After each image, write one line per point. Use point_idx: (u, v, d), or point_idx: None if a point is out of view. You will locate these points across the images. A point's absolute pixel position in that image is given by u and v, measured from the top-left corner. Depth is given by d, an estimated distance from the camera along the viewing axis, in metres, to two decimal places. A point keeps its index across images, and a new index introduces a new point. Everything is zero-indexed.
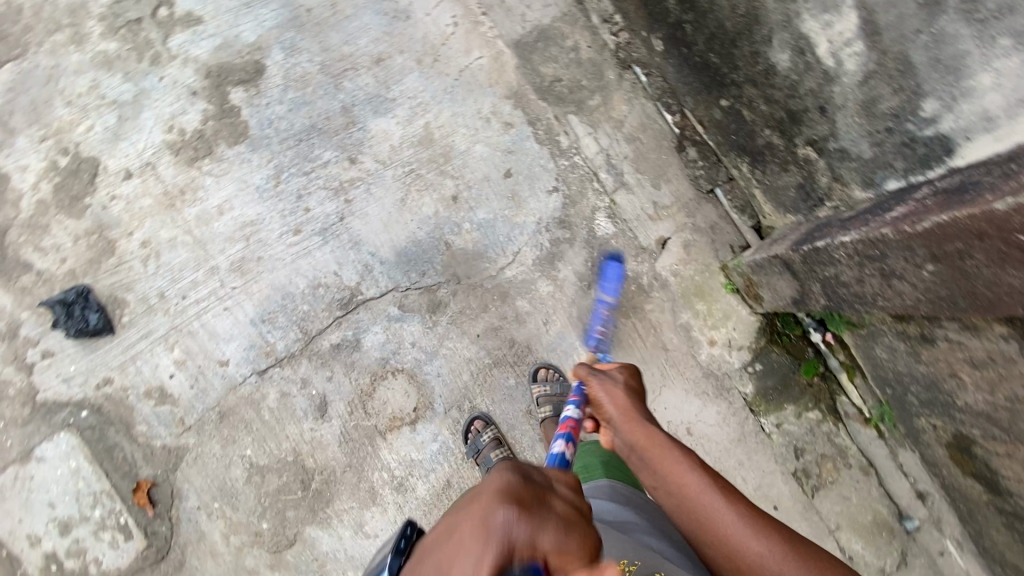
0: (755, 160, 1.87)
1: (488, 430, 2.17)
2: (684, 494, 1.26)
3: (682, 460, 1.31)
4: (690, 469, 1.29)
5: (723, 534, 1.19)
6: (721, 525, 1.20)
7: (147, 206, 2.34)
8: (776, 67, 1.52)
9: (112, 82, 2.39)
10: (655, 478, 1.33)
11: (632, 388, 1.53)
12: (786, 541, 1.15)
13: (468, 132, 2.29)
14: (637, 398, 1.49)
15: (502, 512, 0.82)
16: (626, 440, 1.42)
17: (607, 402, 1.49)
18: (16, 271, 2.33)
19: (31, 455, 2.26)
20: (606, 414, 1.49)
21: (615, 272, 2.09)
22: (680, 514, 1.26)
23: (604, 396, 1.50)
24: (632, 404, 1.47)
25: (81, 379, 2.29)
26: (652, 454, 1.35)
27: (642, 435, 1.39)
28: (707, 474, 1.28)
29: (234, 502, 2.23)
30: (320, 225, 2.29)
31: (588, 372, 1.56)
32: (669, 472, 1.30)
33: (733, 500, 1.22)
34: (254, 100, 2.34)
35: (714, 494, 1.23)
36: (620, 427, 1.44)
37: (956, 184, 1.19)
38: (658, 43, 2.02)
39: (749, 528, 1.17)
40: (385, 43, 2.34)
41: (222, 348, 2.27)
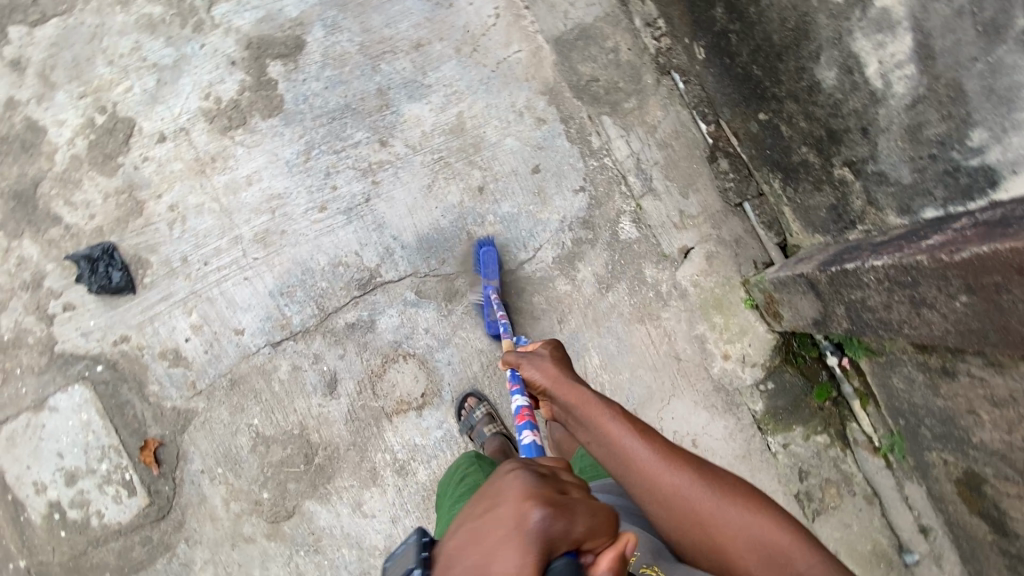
0: (788, 177, 1.85)
1: (480, 406, 2.18)
2: (615, 445, 1.26)
3: (608, 413, 1.30)
4: (615, 420, 1.29)
5: (652, 478, 1.20)
6: (648, 467, 1.21)
7: (178, 171, 2.36)
8: (820, 85, 1.50)
9: (154, 46, 2.42)
10: (588, 434, 1.31)
11: (560, 360, 1.47)
12: (704, 476, 1.20)
13: (501, 124, 2.29)
14: (565, 364, 1.46)
15: (536, 510, 0.82)
16: (560, 405, 1.39)
17: (536, 375, 1.44)
18: (45, 223, 2.37)
19: (45, 404, 2.30)
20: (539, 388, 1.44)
21: (490, 255, 2.18)
22: (613, 465, 1.26)
23: (536, 372, 1.44)
24: (560, 372, 1.43)
25: (99, 334, 2.32)
26: (583, 412, 1.32)
27: (572, 397, 1.36)
28: (630, 422, 1.28)
29: (237, 469, 2.26)
30: (346, 204, 2.30)
31: (518, 357, 1.48)
32: (600, 426, 1.29)
33: (655, 443, 1.24)
34: (291, 75, 2.36)
35: (640, 439, 1.25)
36: (554, 392, 1.40)
37: (998, 218, 1.18)
38: (700, 51, 2.01)
39: (669, 467, 1.20)
40: (426, 29, 2.35)
41: (239, 317, 2.30)
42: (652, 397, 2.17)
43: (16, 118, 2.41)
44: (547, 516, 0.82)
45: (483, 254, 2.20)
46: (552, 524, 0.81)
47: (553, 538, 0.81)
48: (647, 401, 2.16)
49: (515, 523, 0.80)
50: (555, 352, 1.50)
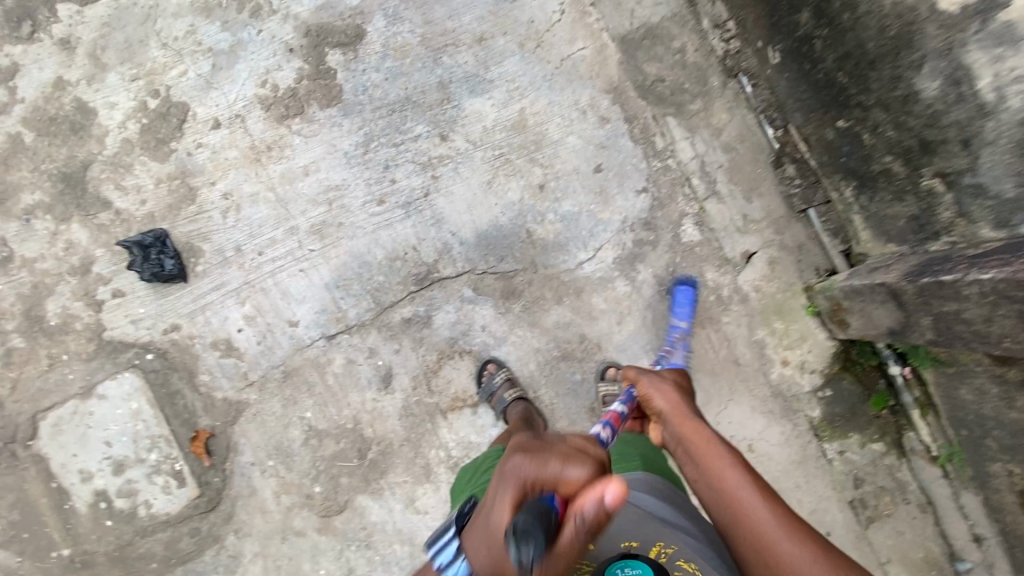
0: (864, 185, 1.84)
1: (500, 372, 2.19)
2: (725, 486, 1.31)
3: (726, 457, 1.37)
4: (732, 465, 1.35)
5: (753, 525, 1.24)
6: (757, 521, 1.23)
7: (233, 158, 2.32)
8: (918, 95, 1.50)
9: (209, 30, 2.37)
10: (699, 471, 1.37)
11: (682, 387, 1.63)
12: (809, 538, 1.20)
13: (563, 122, 2.27)
14: (689, 401, 1.57)
15: (513, 459, 1.07)
16: (674, 434, 1.49)
17: (658, 398, 1.58)
18: (95, 207, 2.33)
19: (93, 392, 2.26)
20: (657, 410, 1.57)
21: (689, 298, 2.14)
22: (716, 503, 1.31)
23: (657, 393, 1.59)
24: (683, 404, 1.56)
25: (149, 322, 2.29)
26: (698, 447, 1.41)
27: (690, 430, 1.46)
28: (751, 477, 1.32)
29: (289, 462, 2.24)
30: (405, 197, 2.28)
31: (641, 372, 1.65)
32: (710, 466, 1.36)
33: (768, 501, 1.26)
34: (351, 65, 2.32)
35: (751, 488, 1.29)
36: (672, 423, 1.50)
37: None
38: (775, 54, 1.98)
39: (783, 530, 1.21)
40: (488, 22, 2.31)
41: (294, 309, 2.27)
42: (710, 401, 2.17)
43: (66, 99, 2.36)
44: (521, 463, 1.04)
45: (679, 294, 2.16)
46: (524, 468, 1.03)
47: (525, 481, 1.02)
48: (705, 405, 2.17)
49: (501, 472, 1.07)
50: (679, 381, 1.66)
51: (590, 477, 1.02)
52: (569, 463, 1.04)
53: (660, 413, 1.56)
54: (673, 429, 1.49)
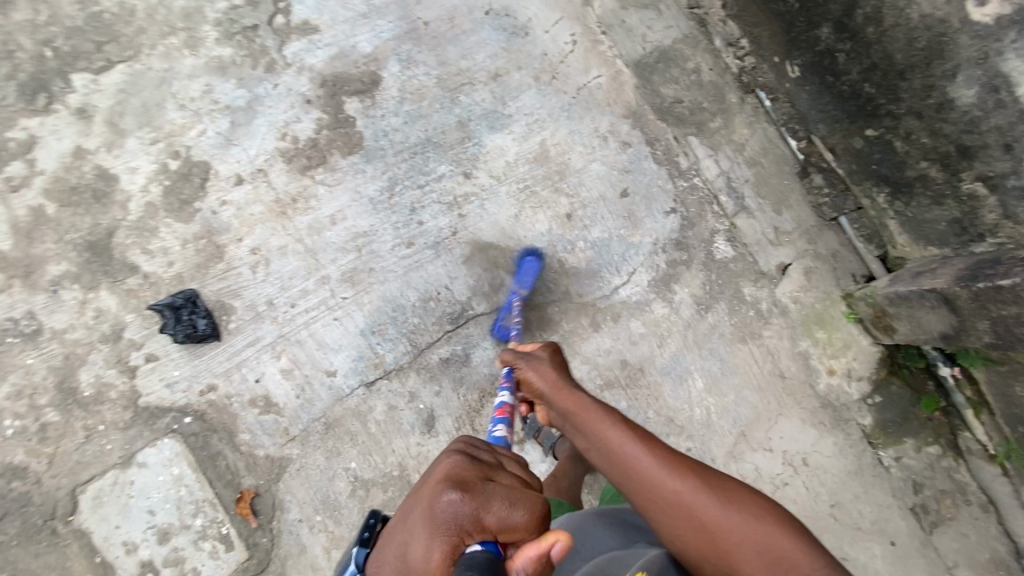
0: (898, 191, 1.85)
1: None
2: (621, 463, 1.26)
3: (609, 423, 1.31)
4: (628, 441, 1.28)
5: (650, 481, 1.23)
6: (649, 473, 1.24)
7: (258, 213, 2.32)
8: (954, 102, 1.51)
9: (225, 88, 2.39)
10: (590, 441, 1.31)
11: (557, 360, 1.48)
12: (687, 469, 1.24)
13: (586, 150, 2.28)
14: (565, 371, 1.45)
15: (447, 497, 0.98)
16: (560, 412, 1.38)
17: (535, 379, 1.43)
18: (123, 272, 2.32)
19: (133, 460, 2.22)
20: (537, 392, 1.44)
21: (531, 267, 2.18)
22: (608, 467, 1.29)
23: (534, 375, 1.44)
24: (559, 377, 1.43)
25: (184, 384, 2.26)
26: (588, 426, 1.32)
27: (571, 404, 1.37)
28: (631, 430, 1.30)
29: (337, 516, 2.19)
30: (433, 238, 2.28)
31: (517, 354, 1.48)
32: (607, 443, 1.29)
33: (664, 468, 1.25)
34: (370, 112, 2.33)
35: (640, 451, 1.27)
36: (556, 403, 1.38)
37: None
38: (795, 69, 2.00)
39: (674, 474, 1.23)
40: (502, 59, 2.33)
41: (330, 359, 2.24)
42: (758, 419, 2.14)
43: (87, 167, 2.36)
44: (459, 505, 0.96)
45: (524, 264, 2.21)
46: (461, 511, 0.96)
47: (461, 524, 0.95)
48: (754, 422, 2.14)
49: (431, 518, 0.97)
50: (554, 356, 1.48)
51: (532, 520, 0.98)
52: (513, 506, 0.98)
53: (539, 390, 1.43)
54: (564, 411, 1.37)
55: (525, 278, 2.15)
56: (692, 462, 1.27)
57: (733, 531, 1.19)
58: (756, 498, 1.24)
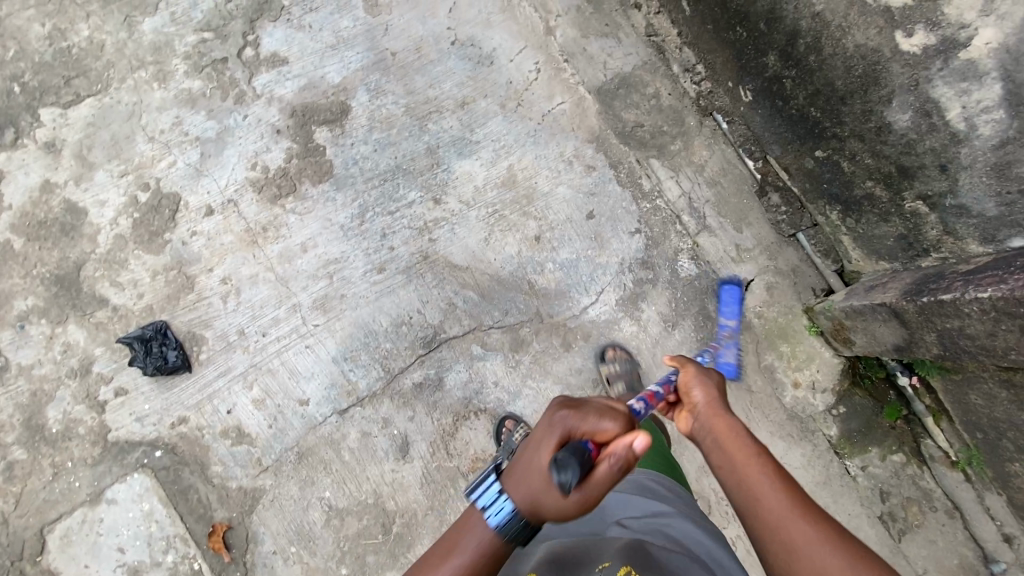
0: (849, 209, 1.92)
1: (517, 429, 2.14)
2: (755, 497, 1.21)
3: (753, 454, 1.27)
4: (768, 478, 1.23)
5: (784, 527, 1.14)
6: (785, 521, 1.15)
7: (229, 243, 2.33)
8: (891, 126, 1.57)
9: (195, 120, 2.41)
10: (726, 465, 1.28)
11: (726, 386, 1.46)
12: (836, 537, 1.11)
13: (552, 174, 2.33)
14: (728, 401, 1.42)
15: (556, 411, 1.24)
16: (704, 428, 1.37)
17: (697, 391, 1.44)
18: (91, 305, 2.30)
19: (102, 497, 2.19)
20: (690, 402, 1.44)
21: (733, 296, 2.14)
22: (739, 498, 1.23)
23: (697, 387, 1.44)
24: (720, 398, 1.42)
25: (155, 418, 2.24)
26: (728, 446, 1.29)
27: (718, 423, 1.35)
28: (778, 474, 1.23)
29: (312, 546, 2.17)
30: (404, 263, 2.30)
31: (687, 359, 1.51)
32: (741, 472, 1.25)
33: (803, 521, 1.15)
34: (339, 141, 2.37)
35: (779, 493, 1.19)
36: (702, 420, 1.39)
37: None
38: (747, 93, 2.08)
39: (818, 533, 1.12)
40: (469, 87, 2.39)
41: (302, 387, 2.24)
42: None
43: (55, 201, 2.36)
44: (566, 417, 1.21)
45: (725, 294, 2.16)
46: (566, 418, 1.21)
47: (568, 427, 1.20)
48: None
49: (544, 426, 1.22)
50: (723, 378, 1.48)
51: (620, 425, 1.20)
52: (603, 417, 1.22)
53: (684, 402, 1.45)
54: (705, 428, 1.37)
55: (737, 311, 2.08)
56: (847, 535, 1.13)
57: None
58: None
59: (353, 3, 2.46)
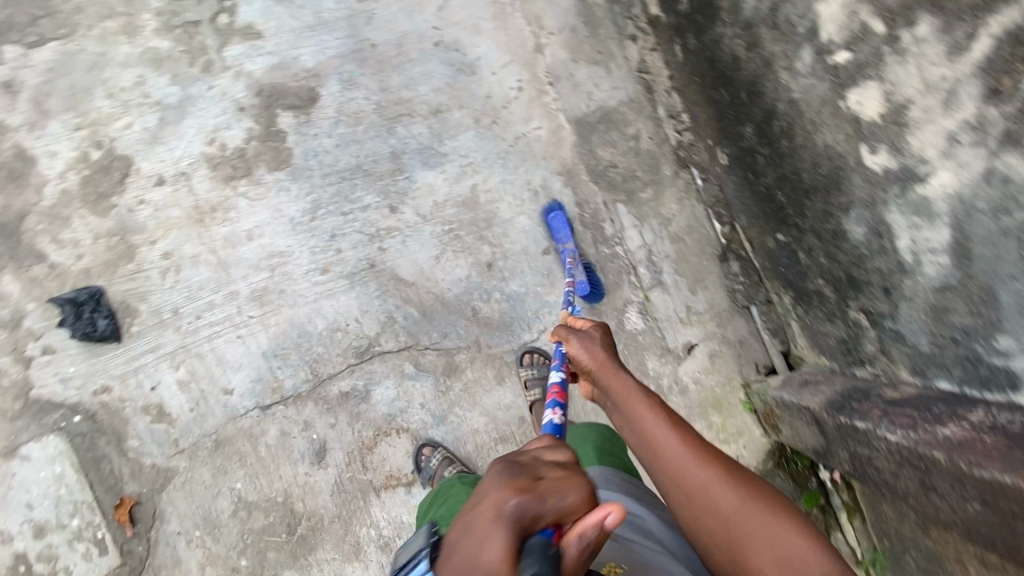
0: (799, 298, 1.86)
1: (436, 454, 2.15)
2: (645, 441, 1.27)
3: (647, 407, 1.31)
4: (661, 423, 1.27)
5: (677, 469, 1.20)
6: (676, 461, 1.21)
7: (175, 218, 2.27)
8: (847, 235, 1.51)
9: (159, 82, 2.31)
10: (623, 420, 1.33)
11: (610, 345, 1.49)
12: (718, 464, 1.19)
13: (514, 201, 2.25)
14: (613, 354, 1.44)
15: (506, 500, 0.88)
16: (600, 389, 1.42)
17: (583, 356, 1.48)
18: (29, 259, 2.26)
19: (16, 452, 2.19)
20: (583, 368, 1.48)
21: (560, 220, 2.16)
22: (640, 450, 1.28)
23: (582, 352, 1.48)
24: (607, 356, 1.45)
25: (79, 382, 2.23)
26: (623, 404, 1.33)
27: (610, 382, 1.40)
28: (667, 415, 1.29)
29: (216, 534, 2.19)
30: (350, 268, 2.25)
31: (569, 333, 1.53)
32: (641, 429, 1.28)
33: (682, 454, 1.21)
34: (303, 129, 2.28)
35: (673, 439, 1.24)
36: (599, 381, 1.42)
37: (1018, 430, 1.22)
38: (724, 156, 1.99)
39: (706, 466, 1.18)
40: (445, 95, 2.28)
41: (229, 376, 2.23)
42: None
43: (5, 145, 2.28)
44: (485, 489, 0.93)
45: (552, 219, 2.18)
46: (520, 508, 0.87)
47: (524, 516, 0.87)
48: None
49: (494, 519, 0.87)
50: (606, 337, 1.51)
51: (586, 495, 0.94)
52: (564, 489, 0.93)
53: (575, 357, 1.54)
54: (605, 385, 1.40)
55: (566, 230, 2.15)
56: (729, 460, 1.21)
57: (762, 525, 1.11)
58: (788, 506, 1.15)
59: None
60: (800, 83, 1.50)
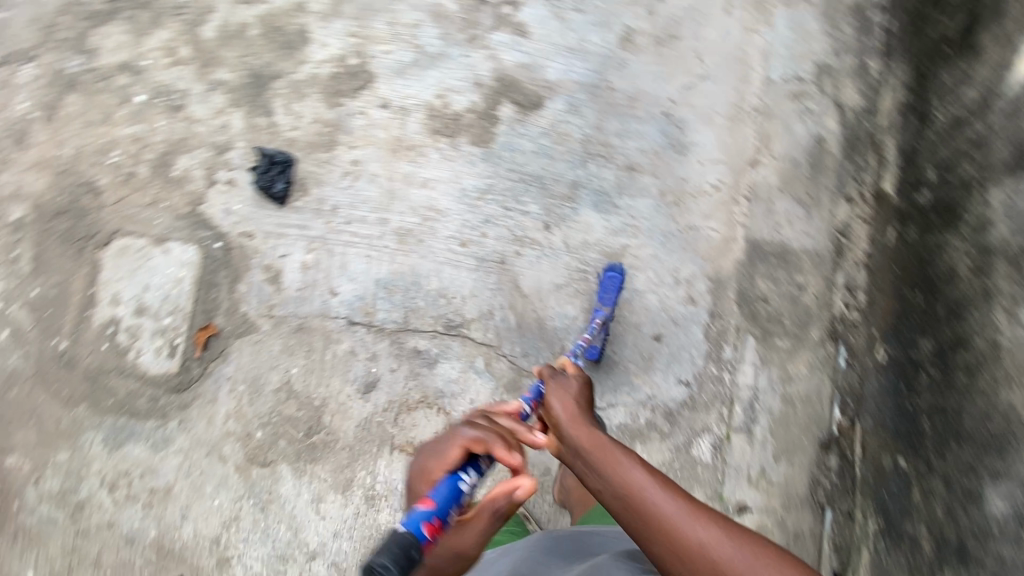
0: (888, 533, 1.71)
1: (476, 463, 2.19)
2: (635, 493, 1.23)
3: (626, 461, 1.29)
4: (631, 465, 1.28)
5: (667, 528, 1.18)
6: (667, 520, 1.18)
7: (378, 138, 2.57)
8: (984, 501, 1.38)
9: (430, 32, 2.63)
10: (602, 482, 1.29)
11: (581, 392, 1.54)
12: (703, 513, 1.19)
13: (654, 278, 2.26)
14: (586, 407, 1.50)
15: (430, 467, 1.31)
16: (573, 446, 1.39)
17: (554, 405, 1.48)
18: (261, 110, 2.66)
19: (165, 243, 2.59)
20: (553, 418, 1.48)
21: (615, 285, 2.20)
22: (625, 513, 1.24)
23: (553, 400, 1.49)
24: (578, 410, 1.47)
25: (236, 219, 2.58)
26: (599, 462, 1.31)
27: (586, 438, 1.38)
28: (650, 470, 1.26)
29: (253, 397, 2.41)
30: (484, 254, 2.41)
31: (552, 373, 1.63)
32: (627, 490, 1.24)
33: (683, 506, 1.21)
34: (515, 124, 2.48)
35: (660, 492, 1.22)
36: (571, 429, 1.42)
37: None
38: (883, 354, 1.90)
39: (695, 518, 1.18)
40: (647, 159, 2.37)
41: (341, 281, 2.47)
42: None
43: (297, 21, 2.72)
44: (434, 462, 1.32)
45: (607, 279, 2.22)
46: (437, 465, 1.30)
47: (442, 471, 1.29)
48: None
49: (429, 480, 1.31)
50: (578, 389, 1.56)
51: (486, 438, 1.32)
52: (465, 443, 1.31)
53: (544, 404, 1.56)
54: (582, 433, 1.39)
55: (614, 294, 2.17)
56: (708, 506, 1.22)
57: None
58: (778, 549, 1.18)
59: (614, 26, 2.50)
60: (1015, 330, 1.40)
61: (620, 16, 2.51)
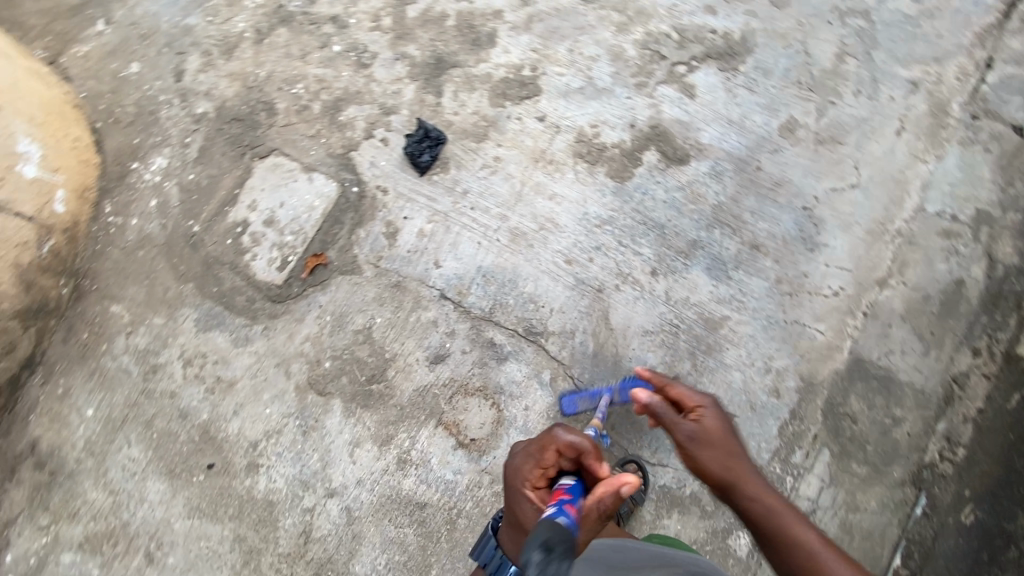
0: None
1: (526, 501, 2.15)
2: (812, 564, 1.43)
3: (800, 531, 1.48)
4: (807, 536, 1.47)
5: None
6: None
7: (524, 144, 2.74)
8: None
9: (604, 67, 2.80)
10: (777, 549, 1.48)
11: (732, 447, 1.67)
12: None
13: (744, 357, 2.24)
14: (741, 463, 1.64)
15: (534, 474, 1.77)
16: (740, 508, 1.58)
17: (710, 467, 1.63)
18: (432, 89, 2.92)
19: (311, 173, 2.86)
20: (713, 479, 1.63)
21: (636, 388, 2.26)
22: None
23: (711, 463, 1.63)
24: (736, 472, 1.62)
25: (377, 172, 2.81)
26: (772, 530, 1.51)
27: (753, 504, 1.56)
28: (825, 539, 1.46)
29: (334, 330, 2.58)
30: (585, 277, 2.48)
31: (686, 422, 1.72)
32: (804, 562, 1.44)
33: (851, 569, 1.42)
34: (656, 171, 2.57)
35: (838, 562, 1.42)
36: (734, 492, 1.59)
37: None
38: (971, 517, 1.98)
39: None
40: (773, 243, 2.38)
41: (447, 256, 2.62)
42: None
43: (490, 24, 2.98)
44: (533, 465, 1.77)
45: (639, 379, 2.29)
46: (530, 467, 1.78)
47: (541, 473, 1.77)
48: None
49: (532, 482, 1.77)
50: (728, 441, 1.68)
51: (584, 442, 1.74)
52: (560, 450, 1.75)
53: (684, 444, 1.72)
54: (747, 493, 1.57)
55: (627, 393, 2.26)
56: None
57: None
58: None
59: (779, 115, 2.57)
60: None
61: (789, 106, 2.58)
